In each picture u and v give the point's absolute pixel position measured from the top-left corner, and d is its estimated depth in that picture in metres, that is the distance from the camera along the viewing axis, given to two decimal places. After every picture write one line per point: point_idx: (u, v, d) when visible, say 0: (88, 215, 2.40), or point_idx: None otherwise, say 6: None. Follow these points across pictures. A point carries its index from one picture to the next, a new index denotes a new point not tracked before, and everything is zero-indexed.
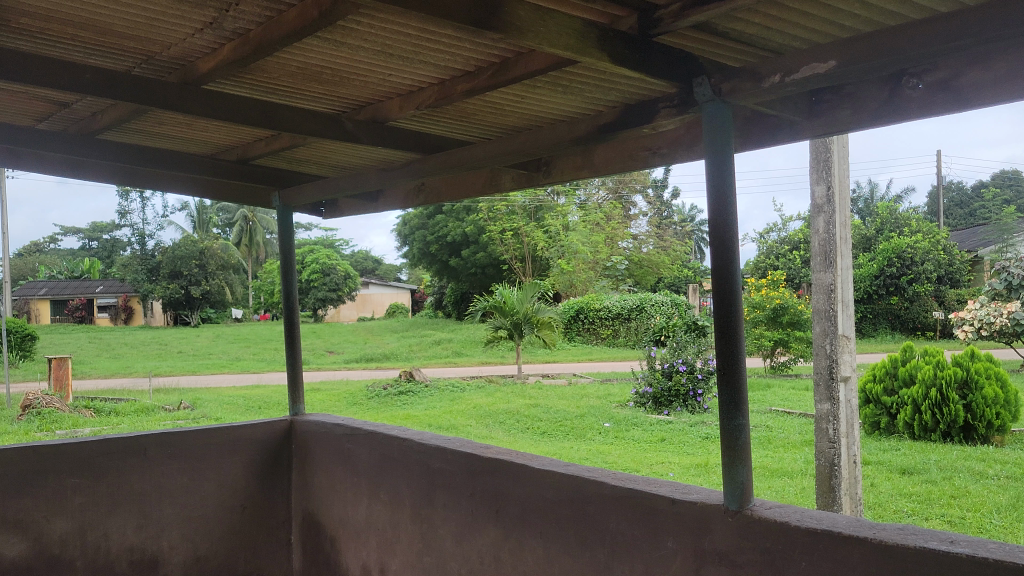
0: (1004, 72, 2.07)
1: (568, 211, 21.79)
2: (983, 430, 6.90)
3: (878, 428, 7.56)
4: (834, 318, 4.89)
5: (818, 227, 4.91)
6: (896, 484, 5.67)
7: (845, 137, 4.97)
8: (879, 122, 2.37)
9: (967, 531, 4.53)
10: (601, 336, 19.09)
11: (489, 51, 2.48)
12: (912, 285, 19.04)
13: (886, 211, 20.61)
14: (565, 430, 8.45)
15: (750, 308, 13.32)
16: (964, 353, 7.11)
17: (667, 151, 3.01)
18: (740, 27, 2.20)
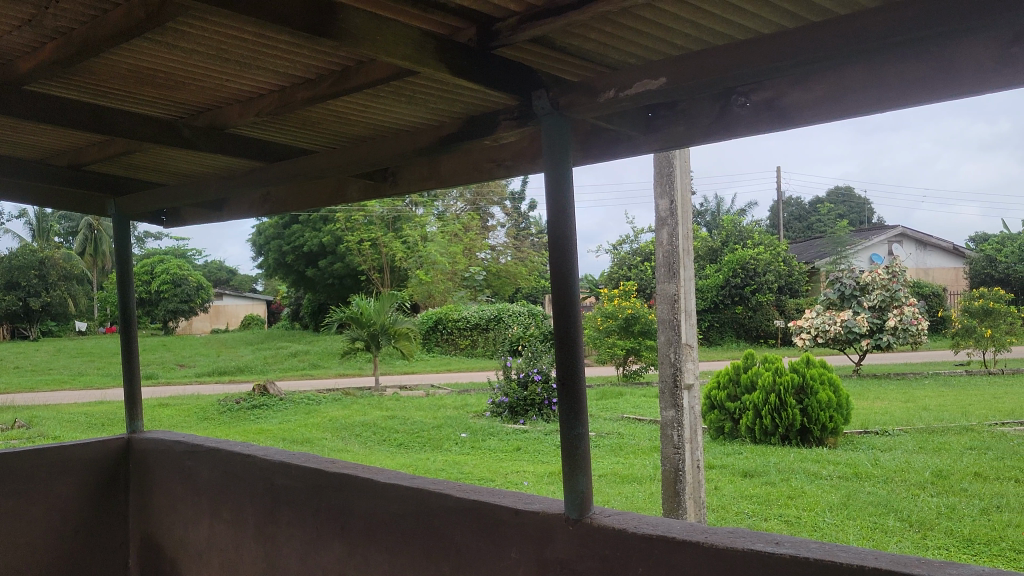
0: (822, 95, 2.20)
1: (427, 221, 21.67)
2: (818, 433, 7.24)
3: (722, 432, 7.85)
4: (678, 327, 5.03)
5: (662, 239, 5.05)
6: (738, 487, 5.88)
7: (687, 152, 5.13)
8: (710, 138, 2.47)
9: (802, 529, 4.72)
10: (459, 346, 19.10)
11: (327, 59, 2.44)
12: (755, 295, 19.87)
13: (731, 224, 21.42)
14: (422, 442, 8.39)
15: (604, 317, 13.59)
16: (800, 360, 7.45)
17: (510, 162, 3.03)
18: (577, 42, 2.24)
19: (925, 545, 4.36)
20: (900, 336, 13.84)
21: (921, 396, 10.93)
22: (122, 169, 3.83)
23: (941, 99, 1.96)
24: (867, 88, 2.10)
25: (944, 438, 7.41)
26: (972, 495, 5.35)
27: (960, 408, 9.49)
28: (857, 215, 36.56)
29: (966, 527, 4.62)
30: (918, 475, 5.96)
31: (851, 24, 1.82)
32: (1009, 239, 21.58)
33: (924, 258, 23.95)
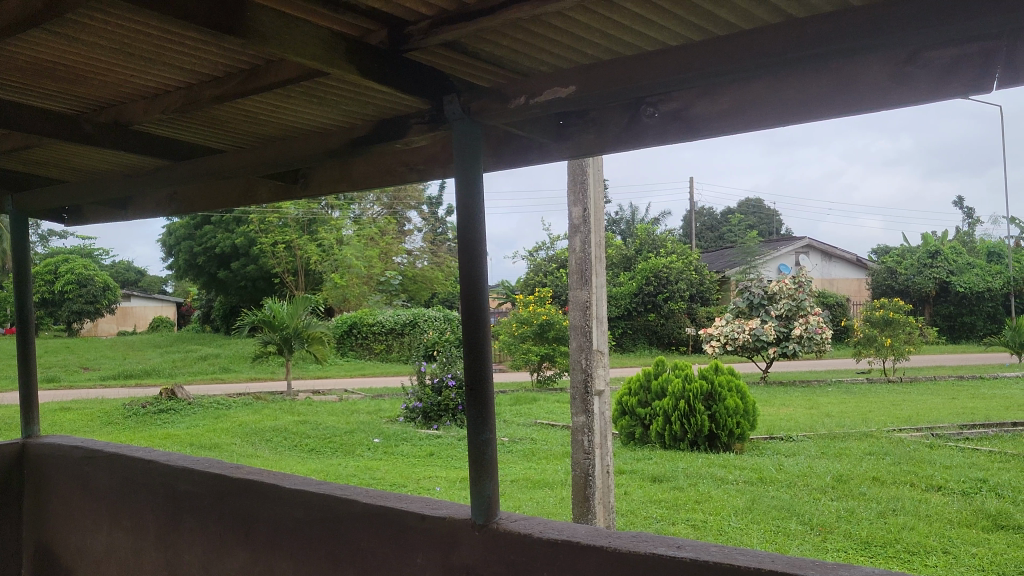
0: (727, 107, 2.26)
1: (343, 224, 21.35)
2: (725, 438, 7.40)
3: (633, 438, 7.94)
4: (590, 333, 5.08)
5: (575, 246, 5.09)
6: (647, 492, 5.96)
7: (601, 160, 5.18)
8: (618, 147, 2.51)
9: (708, 533, 4.81)
10: (374, 351, 18.93)
11: (236, 57, 2.40)
12: (668, 302, 20.20)
13: (645, 233, 21.72)
14: (334, 447, 8.29)
15: (518, 323, 13.62)
16: (709, 367, 7.60)
17: (422, 167, 3.02)
18: (490, 48, 2.25)
19: (826, 548, 4.48)
20: (806, 344, 14.23)
21: (824, 403, 11.25)
22: (21, 164, 3.70)
23: (840, 114, 2.04)
24: (770, 101, 2.17)
25: (845, 444, 7.64)
26: (869, 499, 5.53)
27: (860, 414, 9.80)
28: (766, 226, 37.43)
29: (864, 530, 4.78)
30: (820, 480, 6.13)
31: (755, 37, 1.87)
32: (909, 252, 22.37)
33: (829, 269, 24.67)
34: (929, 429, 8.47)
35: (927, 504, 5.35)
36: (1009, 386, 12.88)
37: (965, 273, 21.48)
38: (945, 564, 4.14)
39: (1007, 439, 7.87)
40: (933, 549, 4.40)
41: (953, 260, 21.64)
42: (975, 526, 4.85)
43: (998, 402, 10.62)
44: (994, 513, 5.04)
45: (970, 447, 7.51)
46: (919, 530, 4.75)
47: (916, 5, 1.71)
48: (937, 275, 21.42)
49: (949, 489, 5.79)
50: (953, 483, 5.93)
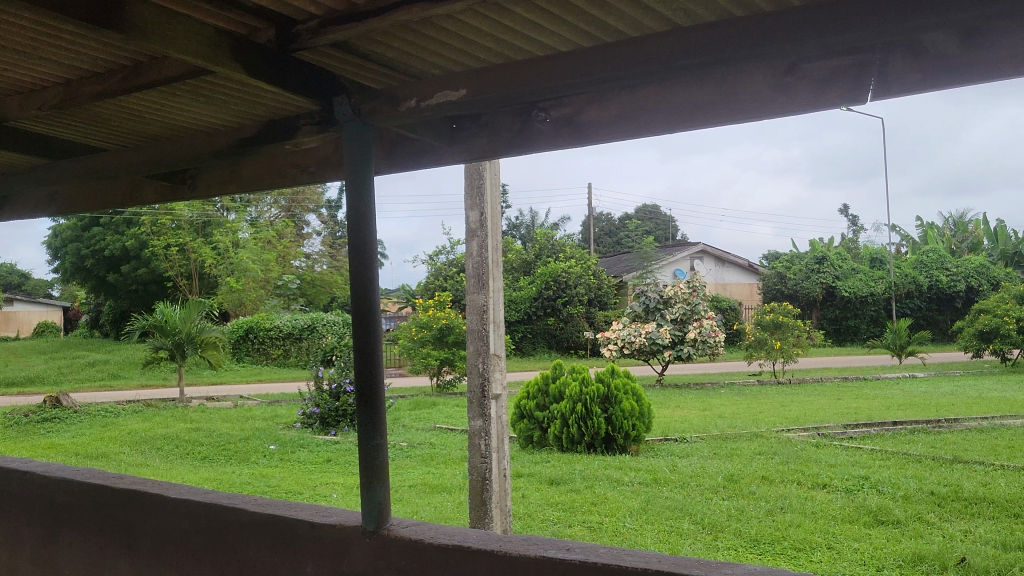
0: (617, 113, 2.33)
1: (239, 227, 20.88)
2: (621, 440, 7.50)
3: (531, 441, 7.98)
4: (486, 337, 5.08)
5: (471, 250, 5.08)
6: (544, 494, 6.00)
7: (497, 164, 5.18)
8: (510, 151, 2.54)
9: (603, 534, 4.86)
10: (270, 356, 18.55)
11: (118, 53, 2.32)
12: (566, 307, 20.40)
13: (544, 237, 21.88)
14: (228, 454, 8.09)
15: (418, 328, 13.56)
16: (605, 370, 7.69)
17: (315, 169, 2.98)
18: (381, 51, 2.24)
19: (716, 546, 4.58)
20: (699, 347, 14.56)
21: (717, 404, 11.52)
22: None
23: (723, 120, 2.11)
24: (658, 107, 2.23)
25: (736, 444, 7.83)
26: (759, 498, 5.68)
27: (750, 415, 10.06)
28: (663, 231, 38.14)
29: (752, 528, 4.90)
30: (712, 480, 6.27)
31: (643, 46, 1.92)
32: (797, 257, 23.05)
33: (722, 274, 25.29)
34: (815, 428, 8.76)
35: (812, 501, 5.53)
36: (889, 386, 13.42)
37: (849, 277, 22.32)
38: (828, 560, 4.27)
39: (887, 438, 8.19)
40: (818, 545, 4.54)
41: (838, 265, 22.45)
42: (857, 522, 5.03)
43: (880, 402, 11.05)
44: (874, 509, 5.24)
45: (854, 446, 7.79)
46: (805, 527, 4.89)
47: (793, 17, 1.77)
48: (824, 280, 22.18)
49: (833, 487, 5.99)
50: (837, 481, 6.14)
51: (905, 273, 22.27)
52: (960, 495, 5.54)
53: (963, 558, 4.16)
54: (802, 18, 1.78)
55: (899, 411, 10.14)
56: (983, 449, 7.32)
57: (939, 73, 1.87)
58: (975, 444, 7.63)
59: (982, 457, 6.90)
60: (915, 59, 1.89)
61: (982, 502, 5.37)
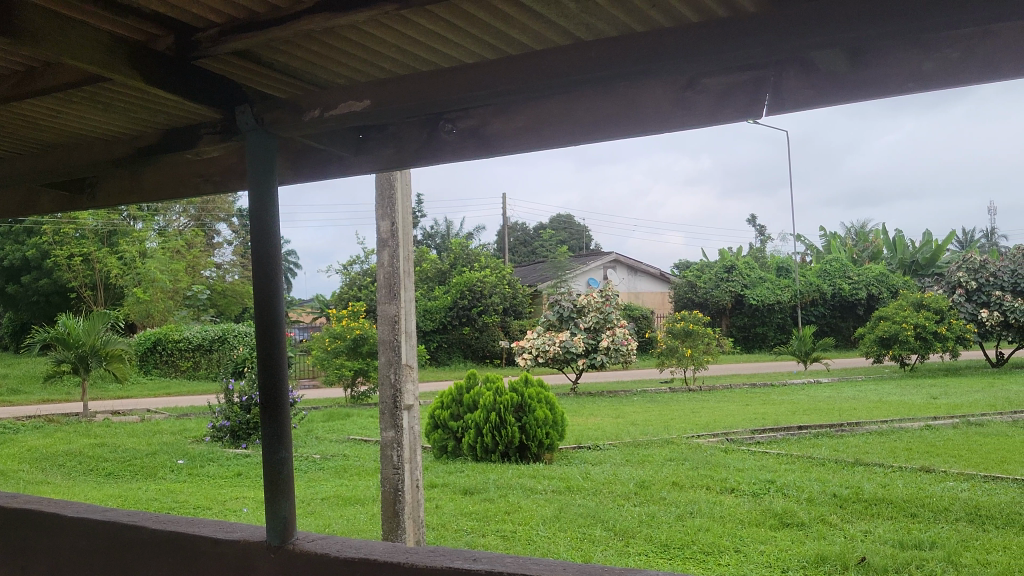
0: (522, 124, 2.42)
1: (146, 237, 20.33)
2: (535, 449, 7.54)
3: (445, 451, 7.93)
4: (398, 348, 5.05)
5: (383, 260, 5.05)
6: (458, 504, 5.98)
7: (408, 174, 5.16)
8: (417, 161, 2.60)
9: (516, 543, 4.87)
10: (179, 368, 18.11)
11: (9, 58, 2.24)
12: (481, 316, 20.42)
13: (459, 246, 21.85)
14: (134, 470, 7.87)
15: (332, 338, 13.40)
16: (519, 380, 7.73)
17: (219, 178, 2.94)
18: (284, 60, 2.24)
19: (628, 552, 4.64)
20: (612, 355, 14.70)
21: (629, 411, 11.66)
22: None
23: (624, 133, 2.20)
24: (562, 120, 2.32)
25: (648, 450, 7.95)
26: (669, 503, 5.77)
27: (662, 422, 10.21)
28: (577, 242, 38.46)
29: (663, 533, 4.97)
30: (624, 486, 6.35)
31: (543, 61, 1.98)
32: (707, 266, 23.44)
33: (634, 283, 25.59)
34: (724, 434, 8.94)
35: (721, 506, 5.64)
36: (796, 391, 13.76)
37: (757, 286, 22.83)
38: (735, 563, 4.37)
39: (793, 442, 8.41)
40: (725, 548, 4.64)
41: (747, 274, 22.95)
42: (764, 525, 5.15)
43: (786, 407, 11.34)
44: (781, 512, 5.37)
45: (761, 450, 7.98)
46: (714, 531, 4.99)
47: (689, 34, 1.84)
48: (733, 288, 22.64)
49: (740, 491, 6.13)
50: (744, 485, 6.28)
51: (810, 281, 22.90)
52: (860, 496, 5.72)
53: (864, 557, 4.30)
54: (698, 37, 1.85)
55: (803, 415, 10.42)
56: (883, 451, 7.59)
57: (829, 88, 2.02)
58: (875, 446, 7.90)
59: (881, 459, 7.16)
60: (807, 75, 2.04)
61: (881, 502, 5.57)
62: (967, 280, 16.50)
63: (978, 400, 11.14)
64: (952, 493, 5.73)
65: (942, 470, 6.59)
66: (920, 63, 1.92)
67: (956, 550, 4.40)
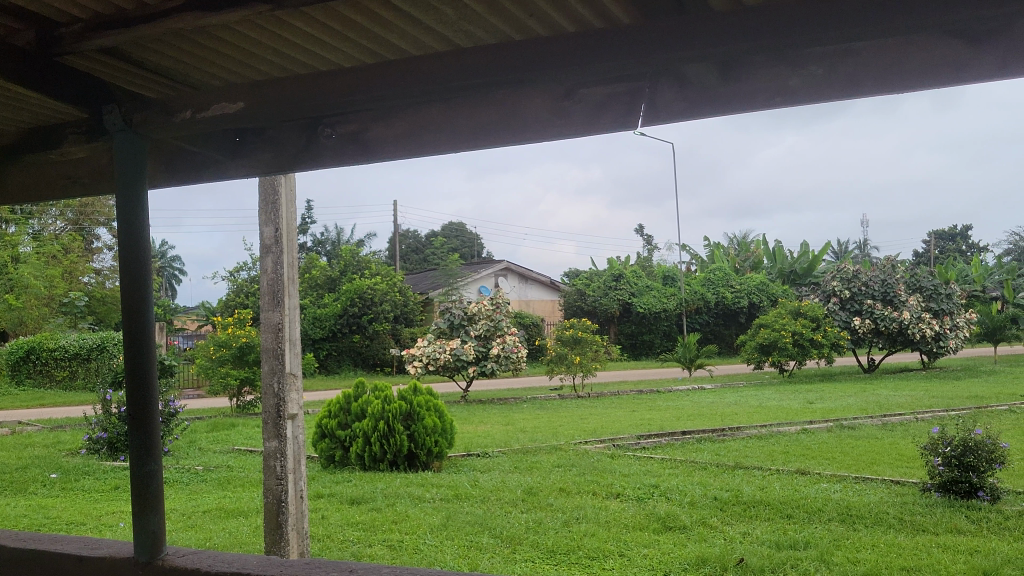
0: (401, 131, 2.46)
1: (20, 241, 19.39)
2: (424, 457, 7.49)
3: (333, 460, 7.79)
4: (282, 356, 4.88)
5: (266, 267, 4.86)
6: (345, 514, 5.89)
7: (293, 179, 5.01)
8: (297, 165, 2.62)
9: (403, 552, 4.82)
10: (55, 378, 17.36)
11: None
12: (372, 323, 20.25)
13: (349, 253, 21.56)
14: (2, 485, 7.49)
15: (216, 347, 13.04)
16: (408, 388, 7.67)
17: (88, 181, 2.86)
18: (154, 59, 2.23)
19: (514, 559, 4.65)
20: (503, 362, 14.75)
21: (519, 419, 11.70)
22: None
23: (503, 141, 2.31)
24: (440, 127, 2.39)
25: (536, 457, 8.00)
26: (555, 509, 5.81)
27: (551, 429, 10.29)
28: (468, 250, 38.46)
29: (549, 539, 5.00)
30: (511, 493, 6.36)
31: (417, 65, 2.09)
32: (596, 274, 23.73)
33: (525, 291, 25.76)
34: (611, 440, 9.06)
35: (606, 511, 5.70)
36: (681, 397, 14.07)
37: (644, 294, 23.27)
38: (619, 567, 4.43)
39: (677, 447, 8.59)
40: (610, 553, 4.69)
41: (634, 282, 23.35)
42: (647, 529, 5.24)
43: (670, 413, 11.57)
44: (663, 516, 5.48)
45: (645, 455, 8.13)
46: (599, 535, 5.05)
47: (566, 45, 1.98)
48: (621, 296, 23.00)
49: (626, 496, 6.22)
50: (630, 490, 6.38)
51: (695, 290, 23.46)
52: (740, 499, 5.88)
53: (742, 559, 4.41)
54: (574, 45, 1.96)
55: (687, 421, 10.63)
56: (761, 455, 7.82)
57: (701, 100, 2.14)
58: (755, 450, 8.13)
59: (759, 463, 7.38)
60: (681, 89, 2.15)
61: (760, 504, 5.73)
62: (842, 289, 17.16)
63: (850, 404, 11.61)
64: (826, 495, 5.93)
65: (816, 472, 6.83)
66: (787, 78, 2.07)
67: (828, 549, 4.57)
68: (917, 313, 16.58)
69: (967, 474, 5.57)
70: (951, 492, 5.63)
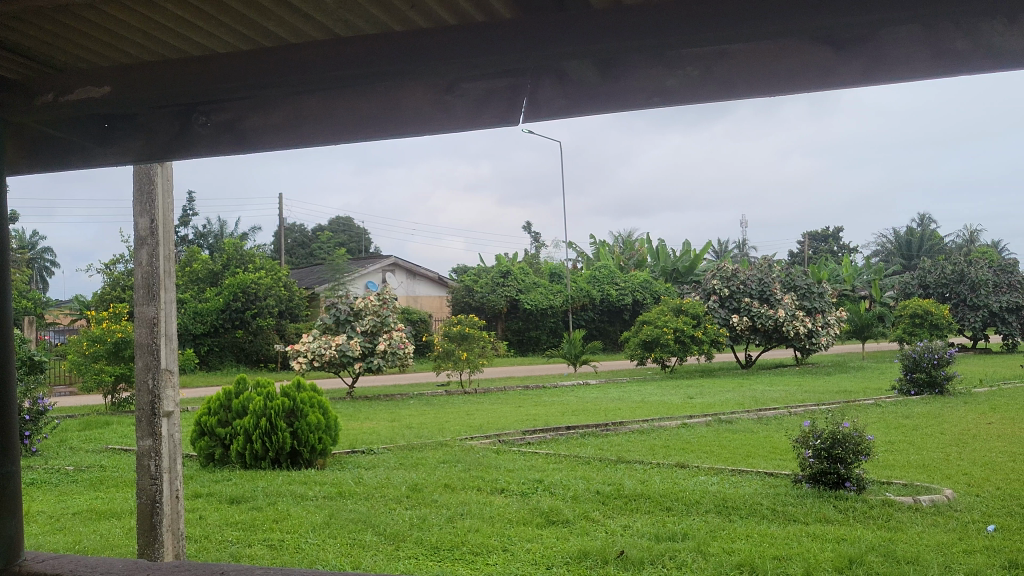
0: (278, 122, 2.60)
1: None
2: (308, 454, 7.38)
3: (212, 459, 7.56)
4: (157, 352, 4.70)
5: (141, 259, 4.66)
6: (224, 514, 5.74)
7: (169, 169, 4.81)
8: (170, 154, 2.71)
9: (284, 552, 4.72)
10: None
11: None
12: (255, 318, 19.81)
13: (232, 247, 20.97)
14: None
15: (89, 342, 12.50)
16: (291, 384, 7.50)
17: None
18: (15, 36, 2.31)
19: (398, 556, 4.62)
20: (389, 358, 14.69)
21: (404, 415, 11.61)
22: None
23: (381, 133, 2.47)
24: (318, 119, 2.54)
25: (421, 453, 7.98)
26: (439, 506, 5.79)
27: (436, 425, 10.24)
28: (356, 245, 37.90)
29: (434, 535, 4.98)
30: (395, 490, 6.32)
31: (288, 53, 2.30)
32: (483, 271, 23.75)
33: (413, 287, 25.61)
34: (496, 435, 9.10)
35: (490, 507, 5.72)
36: (566, 393, 14.20)
37: (531, 291, 23.40)
38: (503, 562, 4.45)
39: (561, 442, 8.68)
40: (494, 548, 4.71)
41: (521, 279, 23.39)
42: (531, 523, 5.28)
43: (555, 409, 11.67)
44: (547, 510, 5.53)
45: (530, 450, 8.20)
46: (482, 531, 5.06)
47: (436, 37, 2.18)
48: (508, 293, 23.07)
49: (509, 491, 6.25)
50: (513, 485, 6.42)
51: (581, 287, 23.74)
52: (621, 493, 5.98)
53: (622, 551, 4.49)
54: (446, 41, 2.18)
55: (571, 416, 10.75)
56: (642, 449, 7.98)
57: (581, 96, 2.30)
58: (636, 444, 8.29)
59: (641, 457, 7.52)
60: (561, 86, 2.30)
61: (640, 497, 5.85)
62: (721, 288, 17.63)
63: (728, 399, 11.93)
64: (704, 487, 6.09)
65: (695, 465, 7.02)
66: (665, 79, 2.24)
67: (705, 540, 4.70)
68: (791, 312, 17.24)
69: (835, 465, 5.79)
70: (821, 483, 5.87)
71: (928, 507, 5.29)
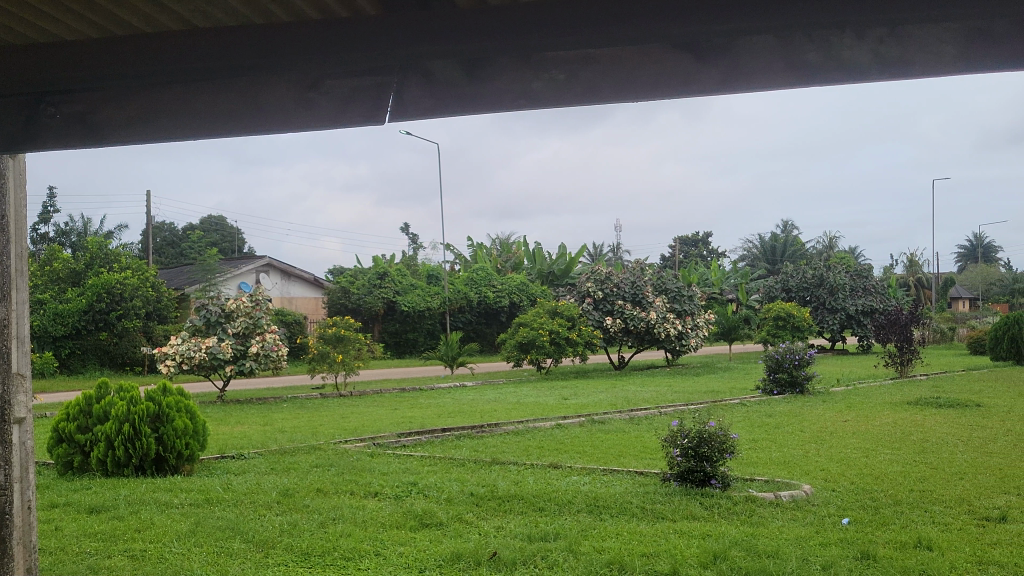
0: (133, 113, 2.65)
1: None
2: (174, 461, 7.12)
3: (71, 467, 7.23)
4: (7, 356, 4.42)
5: None
6: (82, 524, 5.49)
7: (22, 162, 4.53)
8: (17, 144, 2.73)
9: (146, 563, 4.54)
10: None
11: None
12: (121, 320, 19.02)
13: (94, 245, 20.07)
14: None
15: None
16: (157, 388, 7.19)
17: None
18: None
19: (266, 563, 4.50)
20: (262, 361, 14.34)
21: (277, 419, 11.36)
22: None
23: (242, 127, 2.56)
24: (177, 114, 2.60)
25: (294, 458, 7.82)
26: (311, 511, 5.69)
27: (310, 429, 10.04)
28: (228, 245, 36.84)
29: (304, 541, 4.89)
30: (266, 495, 6.17)
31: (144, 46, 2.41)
32: (359, 272, 23.44)
33: (287, 288, 25.08)
34: (371, 439, 8.99)
35: (363, 510, 5.65)
36: (444, 395, 14.16)
37: (408, 292, 23.24)
38: (375, 566, 4.40)
39: (437, 444, 8.65)
40: (366, 552, 4.65)
41: (398, 280, 23.21)
42: (404, 527, 5.24)
43: (431, 411, 11.61)
44: (420, 513, 5.50)
45: (405, 453, 8.15)
46: (354, 536, 4.99)
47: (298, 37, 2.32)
48: (385, 294, 22.82)
49: (383, 495, 6.18)
50: (387, 488, 6.35)
51: (458, 289, 23.78)
52: (494, 494, 5.99)
53: (495, 552, 4.51)
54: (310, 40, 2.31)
55: (446, 418, 10.74)
56: (517, 450, 8.03)
57: (450, 96, 2.40)
58: (510, 445, 8.34)
59: (515, 458, 7.56)
60: (428, 85, 2.40)
61: (513, 498, 5.87)
62: (595, 290, 17.87)
63: (602, 400, 12.12)
64: (575, 486, 6.18)
65: (567, 465, 7.11)
66: (531, 82, 2.35)
67: (576, 539, 4.76)
68: (662, 314, 17.73)
69: (701, 463, 5.95)
70: (688, 481, 6.03)
71: (788, 501, 5.52)
